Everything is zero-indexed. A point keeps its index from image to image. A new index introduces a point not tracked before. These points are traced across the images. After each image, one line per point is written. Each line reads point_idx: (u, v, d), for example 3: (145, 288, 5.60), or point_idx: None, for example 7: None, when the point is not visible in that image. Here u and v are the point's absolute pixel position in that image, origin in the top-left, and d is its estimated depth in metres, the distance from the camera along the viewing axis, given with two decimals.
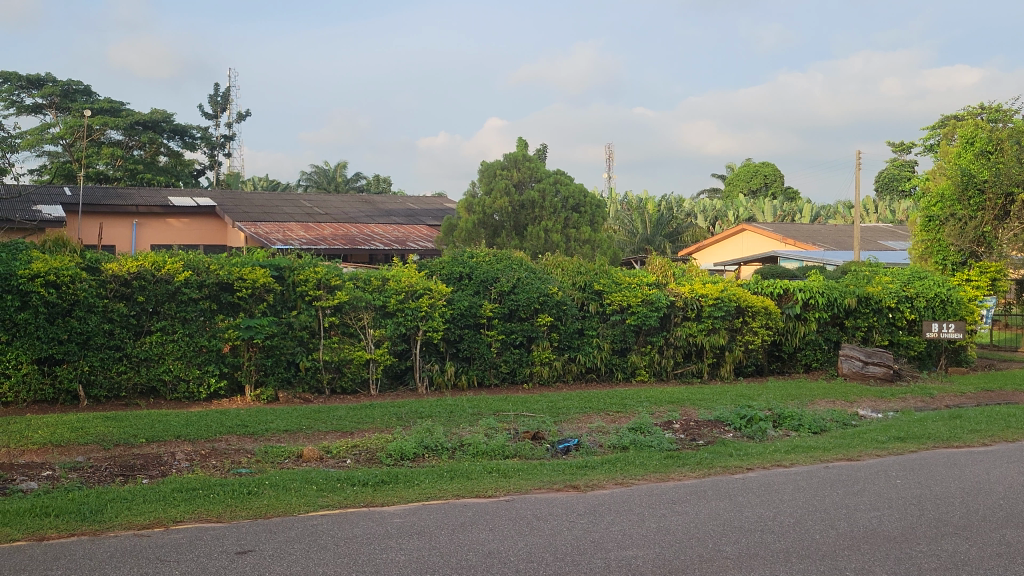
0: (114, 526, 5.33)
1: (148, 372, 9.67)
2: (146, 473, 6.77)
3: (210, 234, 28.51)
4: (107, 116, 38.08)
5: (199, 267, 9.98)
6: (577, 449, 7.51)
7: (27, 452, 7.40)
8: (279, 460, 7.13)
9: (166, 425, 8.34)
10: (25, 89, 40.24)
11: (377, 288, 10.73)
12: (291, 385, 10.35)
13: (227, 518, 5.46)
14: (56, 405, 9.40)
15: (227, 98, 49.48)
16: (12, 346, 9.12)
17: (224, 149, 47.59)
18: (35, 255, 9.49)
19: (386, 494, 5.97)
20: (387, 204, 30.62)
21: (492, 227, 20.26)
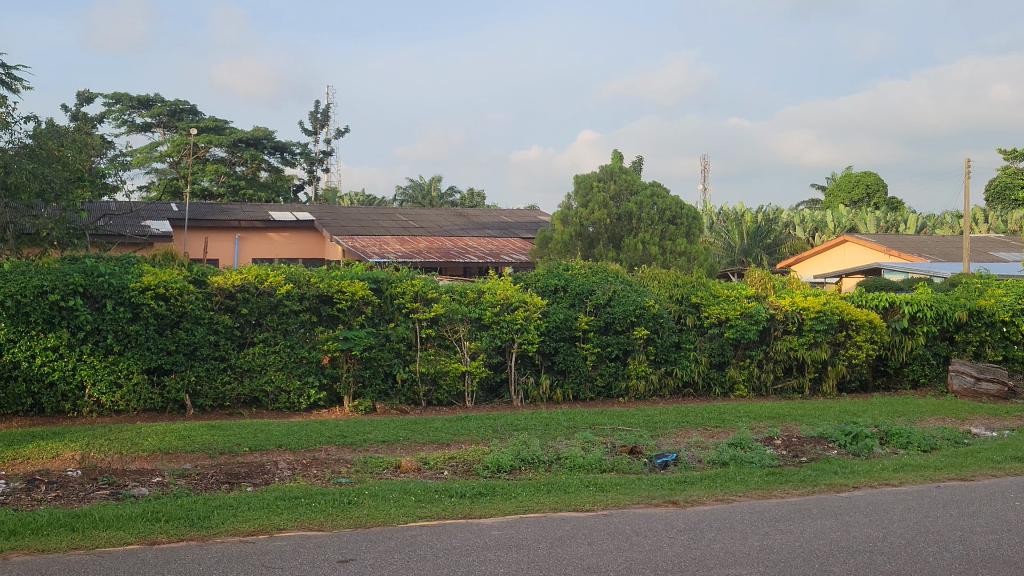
0: (220, 532, 5.47)
1: (250, 383, 9.93)
2: (250, 482, 6.93)
3: (309, 248, 29.16)
4: (211, 134, 39.38)
5: (300, 280, 10.17)
6: (675, 464, 7.41)
7: (138, 459, 7.68)
8: (378, 471, 7.23)
9: (268, 434, 8.54)
10: (136, 109, 41.94)
11: (473, 300, 10.78)
12: (388, 396, 10.50)
13: (328, 527, 5.56)
14: (164, 413, 9.76)
15: (326, 115, 50.64)
16: (124, 356, 9.52)
17: (322, 166, 48.69)
18: (146, 268, 9.88)
19: (484, 506, 5.99)
20: (482, 218, 30.82)
21: (587, 239, 20.24)
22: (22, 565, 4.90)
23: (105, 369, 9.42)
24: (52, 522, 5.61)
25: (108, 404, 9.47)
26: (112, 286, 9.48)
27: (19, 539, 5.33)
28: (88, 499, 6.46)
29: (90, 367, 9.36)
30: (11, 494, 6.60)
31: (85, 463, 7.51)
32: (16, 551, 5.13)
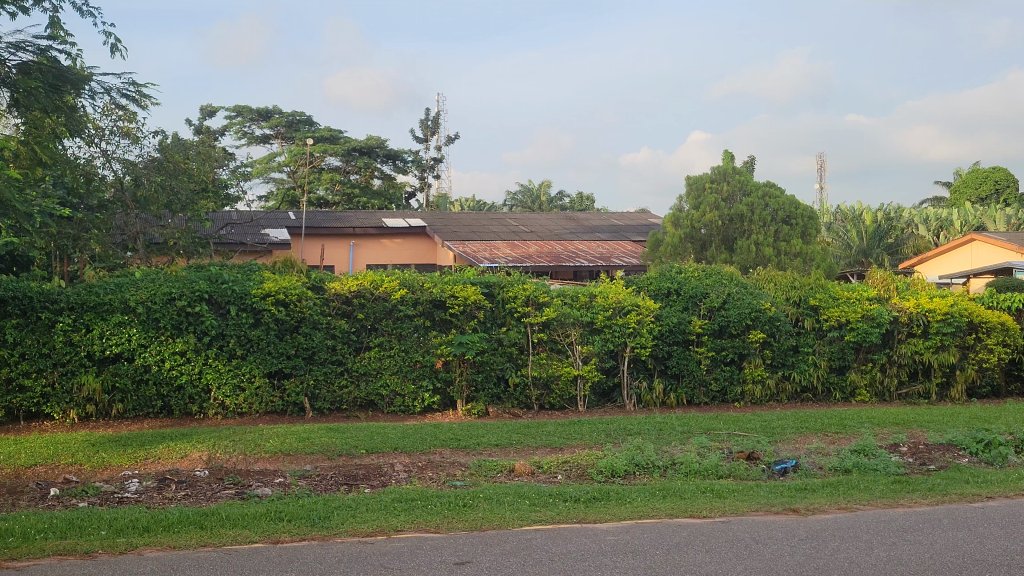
0: (340, 532, 5.59)
1: (366, 387, 10.17)
2: (368, 483, 7.07)
3: (421, 254, 29.58)
4: (326, 144, 40.48)
5: (414, 285, 10.31)
6: (795, 471, 7.23)
7: (261, 459, 7.93)
8: (492, 474, 7.27)
9: (383, 437, 8.70)
10: (255, 120, 43.39)
11: (585, 304, 10.80)
12: (501, 400, 10.57)
13: (444, 529, 5.62)
14: (285, 416, 10.08)
15: (436, 122, 51.37)
16: (247, 360, 9.86)
17: (433, 172, 49.43)
18: (268, 275, 10.21)
19: (599, 511, 5.95)
20: (592, 221, 30.75)
21: (700, 241, 19.96)
22: (156, 560, 5.11)
23: (229, 373, 9.79)
24: (182, 520, 5.84)
25: (232, 407, 9.84)
26: (236, 293, 9.83)
27: (152, 535, 5.57)
28: (215, 498, 6.71)
29: (215, 371, 9.75)
30: (144, 492, 6.91)
31: (212, 463, 7.80)
32: (149, 546, 5.36)
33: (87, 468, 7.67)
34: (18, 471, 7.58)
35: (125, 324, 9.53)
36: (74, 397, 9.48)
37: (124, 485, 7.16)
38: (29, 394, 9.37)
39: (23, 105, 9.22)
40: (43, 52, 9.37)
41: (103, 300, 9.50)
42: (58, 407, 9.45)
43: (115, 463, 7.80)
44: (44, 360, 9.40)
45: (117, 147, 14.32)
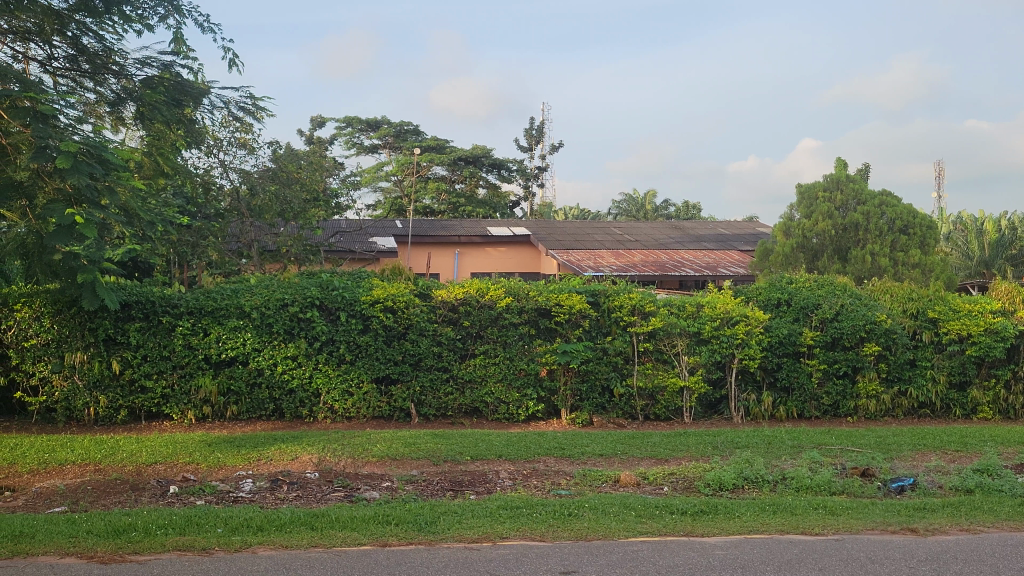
0: (446, 537, 5.65)
1: (472, 394, 10.29)
2: (474, 490, 7.12)
3: (525, 262, 29.64)
4: (433, 154, 41.10)
5: (520, 293, 10.32)
6: (913, 489, 6.97)
7: (369, 463, 8.08)
8: (597, 484, 7.24)
9: (488, 444, 8.75)
10: (364, 131, 44.63)
11: (692, 314, 10.58)
12: (606, 410, 10.52)
13: (550, 538, 5.61)
14: (391, 421, 10.28)
15: (541, 132, 51.53)
16: (355, 365, 10.07)
17: (537, 181, 49.64)
18: (376, 281, 10.39)
19: (707, 524, 5.86)
20: (699, 230, 30.35)
21: (812, 250, 19.53)
22: (268, 558, 5.25)
23: (339, 378, 10.03)
24: (294, 520, 5.99)
25: (341, 411, 10.09)
26: (346, 299, 10.03)
27: (265, 534, 5.72)
28: (325, 500, 6.85)
29: (325, 376, 10.00)
30: (257, 493, 7.11)
31: (321, 466, 7.97)
32: (263, 545, 5.51)
33: (203, 468, 7.95)
34: (140, 469, 7.89)
35: (240, 328, 9.85)
36: (192, 398, 9.86)
37: (238, 484, 7.38)
38: (149, 394, 9.80)
39: (147, 118, 9.54)
40: (167, 67, 9.82)
41: (220, 305, 9.83)
42: (177, 408, 9.84)
43: (229, 463, 8.06)
44: (164, 362, 9.79)
45: (235, 157, 14.81)
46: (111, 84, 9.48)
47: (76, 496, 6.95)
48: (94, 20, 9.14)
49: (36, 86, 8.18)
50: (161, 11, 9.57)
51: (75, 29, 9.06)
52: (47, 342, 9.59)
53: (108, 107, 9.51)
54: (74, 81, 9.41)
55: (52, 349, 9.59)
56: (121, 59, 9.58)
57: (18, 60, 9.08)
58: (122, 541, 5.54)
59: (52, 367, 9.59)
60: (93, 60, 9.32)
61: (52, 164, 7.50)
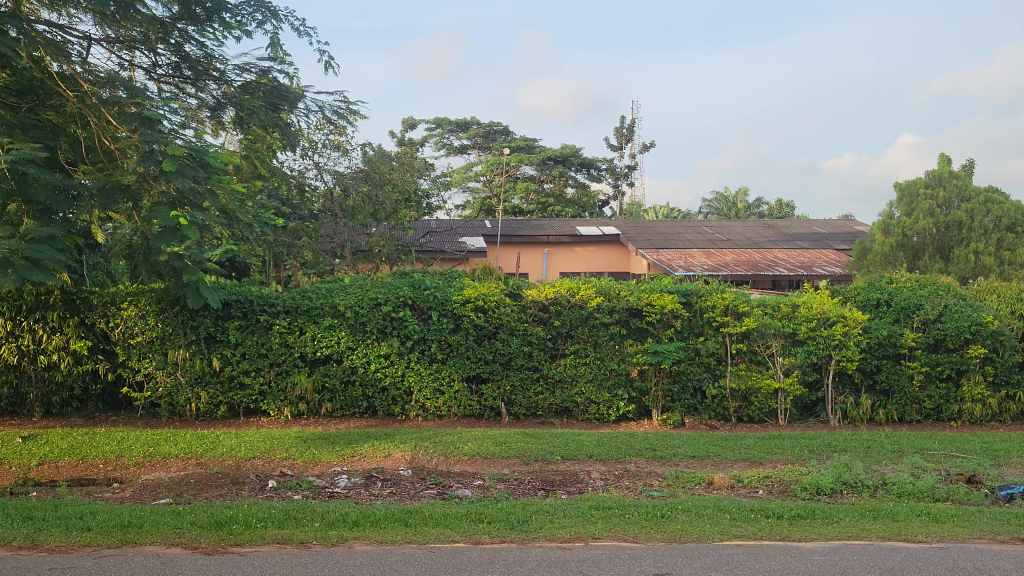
0: (538, 537, 5.66)
1: (562, 394, 10.28)
2: (565, 490, 7.12)
3: (614, 262, 29.48)
4: (522, 154, 41.24)
5: (611, 293, 10.28)
6: (1022, 497, 6.71)
7: (460, 461, 8.15)
8: (690, 486, 7.16)
9: (579, 444, 8.74)
10: (454, 131, 45.08)
11: (787, 314, 10.38)
12: (697, 411, 10.41)
13: (643, 540, 5.57)
14: (482, 420, 10.38)
15: (631, 131, 51.26)
16: (447, 364, 10.18)
17: (627, 181, 49.37)
18: (467, 282, 10.47)
19: (804, 529, 5.75)
20: (794, 229, 29.74)
21: (912, 250, 18.99)
22: (364, 554, 5.34)
23: (430, 376, 10.16)
24: (388, 517, 6.08)
25: (432, 409, 10.23)
26: (437, 299, 10.13)
27: (361, 529, 5.83)
28: (418, 497, 6.93)
29: (417, 374, 10.14)
30: (352, 489, 7.24)
31: (414, 463, 8.08)
32: (358, 540, 5.62)
33: (299, 463, 8.13)
34: (239, 464, 8.12)
35: (335, 327, 10.04)
36: (288, 395, 10.11)
37: (334, 480, 7.52)
38: (248, 391, 10.08)
39: (245, 122, 9.85)
40: (265, 72, 10.07)
41: (315, 304, 10.04)
42: (274, 405, 10.10)
43: (324, 459, 8.23)
44: (262, 359, 10.05)
45: (328, 159, 15.11)
46: (212, 89, 9.77)
47: (180, 489, 7.19)
48: (195, 28, 9.43)
49: (142, 94, 8.57)
50: (259, 17, 9.81)
51: (178, 37, 9.36)
52: (152, 340, 9.93)
53: (208, 112, 9.84)
54: (177, 87, 9.71)
55: (156, 347, 9.93)
56: (221, 65, 9.85)
57: (124, 68, 9.43)
58: (224, 533, 5.70)
59: (156, 364, 9.93)
60: (194, 67, 9.61)
61: (158, 168, 7.77)
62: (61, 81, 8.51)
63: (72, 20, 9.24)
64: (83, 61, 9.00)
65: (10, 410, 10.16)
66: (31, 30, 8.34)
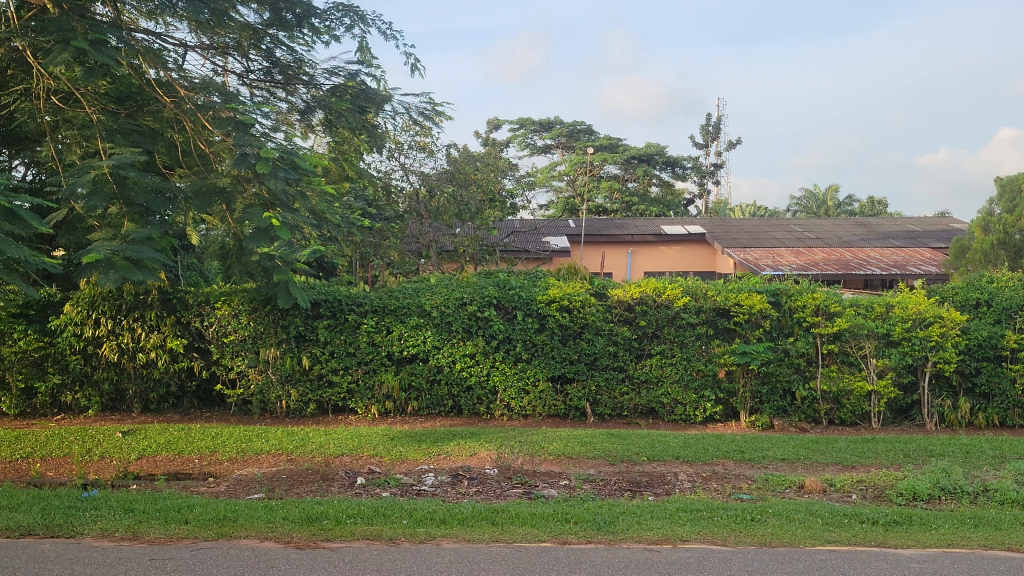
0: (626, 538, 5.63)
1: (648, 394, 10.21)
2: (652, 491, 7.07)
3: (699, 262, 29.11)
4: (606, 153, 41.09)
5: (698, 293, 10.14)
6: None
7: (546, 461, 8.15)
8: (780, 489, 7.03)
9: (666, 445, 8.66)
10: (537, 132, 45.17)
11: (880, 314, 10.11)
12: (787, 413, 10.22)
13: (732, 543, 5.50)
14: (567, 420, 10.37)
15: (717, 129, 50.62)
16: (532, 364, 10.20)
17: (713, 179, 48.76)
18: (553, 281, 10.46)
19: (900, 535, 5.59)
20: (887, 227, 28.98)
21: (1014, 248, 18.22)
22: (452, 551, 5.38)
23: (515, 376, 10.20)
24: (475, 515, 6.12)
25: (517, 408, 10.26)
26: (522, 299, 10.15)
27: (448, 527, 5.87)
28: (505, 496, 6.96)
29: (502, 373, 10.19)
30: (439, 487, 7.31)
31: (500, 462, 8.11)
32: (446, 538, 5.66)
33: (387, 461, 8.24)
34: (328, 460, 8.27)
35: (421, 326, 10.15)
36: (376, 393, 10.28)
37: (421, 478, 7.60)
38: (336, 389, 10.27)
39: (333, 124, 10.01)
40: (353, 76, 10.24)
41: (402, 303, 10.17)
42: (362, 403, 10.27)
43: (411, 457, 8.32)
44: (350, 358, 10.22)
45: (414, 160, 15.28)
46: (302, 93, 9.96)
47: (272, 484, 7.37)
48: (286, 34, 9.63)
49: (235, 99, 8.80)
50: (348, 22, 9.99)
51: (269, 42, 9.56)
52: (244, 338, 10.18)
53: (298, 116, 9.97)
54: (268, 92, 9.94)
55: (248, 345, 10.18)
56: (311, 69, 10.05)
57: (218, 73, 9.69)
58: (315, 528, 5.81)
59: (248, 362, 10.18)
60: (285, 71, 9.80)
61: (251, 170, 7.97)
62: (159, 87, 8.81)
63: (168, 28, 9.55)
64: (179, 67, 9.28)
65: (111, 406, 10.52)
66: (131, 39, 8.65)
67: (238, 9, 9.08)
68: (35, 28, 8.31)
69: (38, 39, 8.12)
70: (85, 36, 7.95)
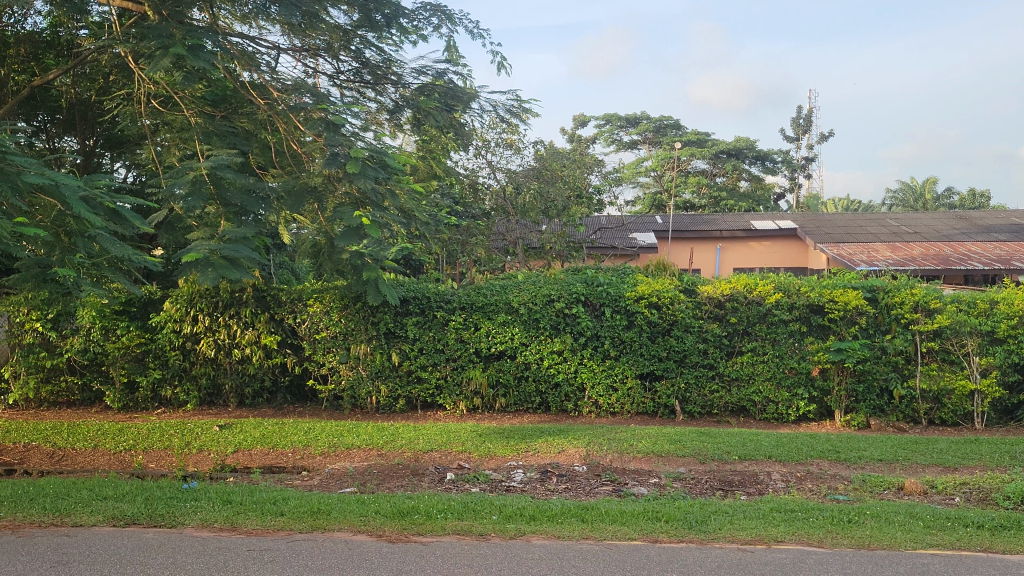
0: (718, 537, 5.54)
1: (739, 392, 10.05)
2: (744, 490, 6.95)
3: (791, 257, 28.48)
4: (694, 148, 40.63)
5: (790, 289, 9.93)
6: None
7: (635, 458, 8.09)
8: (879, 490, 6.84)
9: (758, 444, 8.51)
10: (624, 127, 44.92)
11: (983, 311, 9.73)
12: (884, 412, 9.95)
13: (828, 545, 5.36)
14: (656, 418, 10.28)
15: (808, 121, 49.57)
16: (620, 361, 10.14)
17: (804, 173, 47.78)
18: (641, 278, 10.36)
19: (1008, 540, 5.38)
20: (990, 220, 27.97)
21: None
22: (542, 548, 5.38)
23: (603, 373, 10.15)
24: (565, 512, 6.11)
25: (605, 405, 10.23)
26: (610, 295, 10.07)
27: (538, 523, 5.87)
28: (594, 494, 6.93)
29: (589, 370, 10.16)
30: (528, 483, 7.32)
31: (589, 460, 8.08)
32: (536, 534, 5.66)
33: (475, 457, 8.29)
34: (418, 455, 8.36)
35: (509, 323, 10.18)
36: (464, 389, 10.34)
37: (510, 474, 7.62)
38: (425, 385, 10.38)
39: (421, 123, 10.13)
40: (441, 75, 10.31)
41: (490, 300, 10.21)
42: (450, 399, 10.36)
43: (499, 453, 8.35)
44: (439, 354, 10.32)
45: (501, 157, 15.33)
46: (391, 93, 10.09)
47: (364, 478, 7.48)
48: (375, 34, 9.76)
49: (326, 99, 8.94)
50: (435, 21, 10.06)
51: (358, 44, 9.70)
52: (335, 335, 10.35)
53: (387, 115, 10.12)
54: (358, 92, 10.09)
55: (339, 341, 10.35)
56: (400, 69, 10.16)
57: (310, 74, 9.87)
58: (407, 522, 5.88)
59: (339, 358, 10.36)
60: (374, 71, 9.92)
61: (342, 170, 8.09)
62: (252, 90, 9.00)
63: (261, 31, 9.76)
64: (272, 69, 9.48)
65: (208, 400, 10.83)
66: (227, 43, 8.86)
67: (329, 11, 9.24)
68: (136, 34, 8.58)
69: (140, 45, 8.39)
70: (183, 41, 8.13)
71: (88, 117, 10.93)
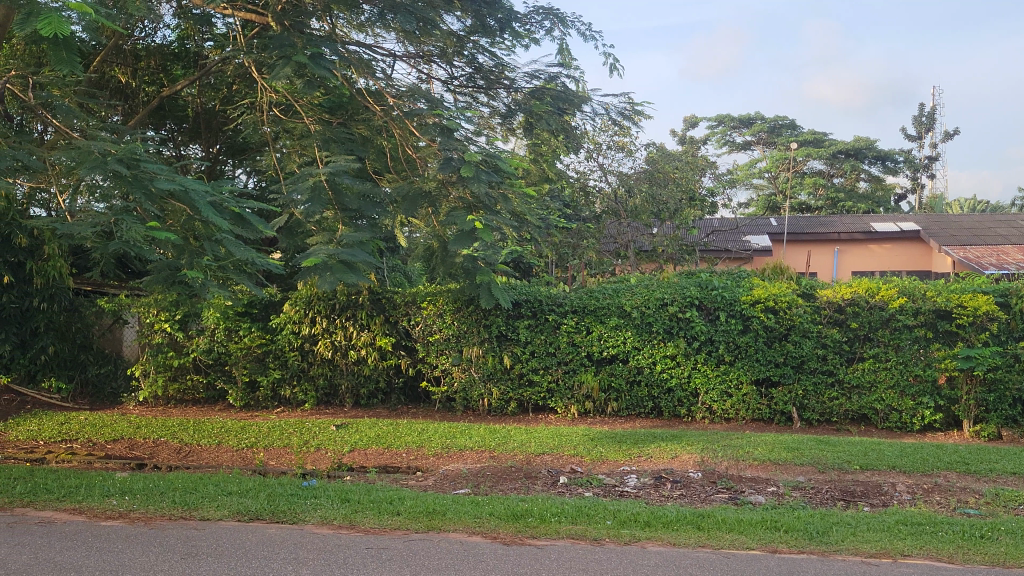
0: (840, 549, 5.38)
1: (860, 400, 9.76)
2: (867, 502, 6.73)
3: (915, 259, 27.48)
4: (810, 149, 39.63)
5: (916, 294, 9.54)
6: None
7: (752, 466, 7.93)
8: (1013, 505, 6.52)
9: (880, 454, 8.24)
10: (737, 128, 44.15)
11: None
12: (1017, 423, 9.51)
13: (959, 561, 5.14)
14: (772, 425, 10.08)
15: (933, 118, 47.74)
16: (735, 366, 9.97)
17: (926, 173, 46.05)
18: (757, 282, 10.15)
19: None
20: None
21: None
22: (658, 554, 5.33)
23: (718, 378, 10.01)
24: (680, 519, 6.03)
25: (719, 411, 10.08)
26: (725, 299, 9.90)
27: (653, 530, 5.82)
28: (709, 501, 6.82)
29: (703, 376, 10.03)
30: (642, 488, 7.26)
31: (704, 466, 7.97)
32: (652, 541, 5.61)
33: (587, 461, 8.27)
34: (530, 458, 8.39)
35: (621, 327, 10.12)
36: (576, 393, 10.36)
37: (624, 479, 7.57)
38: (537, 388, 10.44)
39: (533, 127, 10.13)
40: (552, 78, 10.32)
41: (602, 304, 10.16)
42: (562, 402, 10.40)
43: (612, 458, 8.31)
44: (550, 357, 10.34)
45: (613, 160, 15.27)
46: (503, 97, 10.15)
47: (477, 480, 7.54)
48: (487, 39, 9.85)
49: (440, 104, 9.06)
50: (547, 25, 10.09)
51: (471, 49, 9.81)
52: (448, 338, 10.49)
53: (499, 120, 10.16)
54: (471, 97, 10.22)
55: (452, 343, 10.48)
56: (512, 73, 10.22)
57: (424, 81, 10.03)
58: (521, 525, 5.90)
59: (452, 360, 10.49)
60: (487, 76, 10.07)
61: (455, 174, 8.19)
62: (369, 96, 9.20)
63: (377, 39, 9.97)
64: (388, 76, 9.68)
65: (325, 400, 11.11)
66: (345, 51, 9.09)
67: (442, 18, 9.37)
68: (260, 45, 8.89)
69: (263, 56, 8.69)
70: (303, 51, 8.38)
71: (213, 125, 11.39)
